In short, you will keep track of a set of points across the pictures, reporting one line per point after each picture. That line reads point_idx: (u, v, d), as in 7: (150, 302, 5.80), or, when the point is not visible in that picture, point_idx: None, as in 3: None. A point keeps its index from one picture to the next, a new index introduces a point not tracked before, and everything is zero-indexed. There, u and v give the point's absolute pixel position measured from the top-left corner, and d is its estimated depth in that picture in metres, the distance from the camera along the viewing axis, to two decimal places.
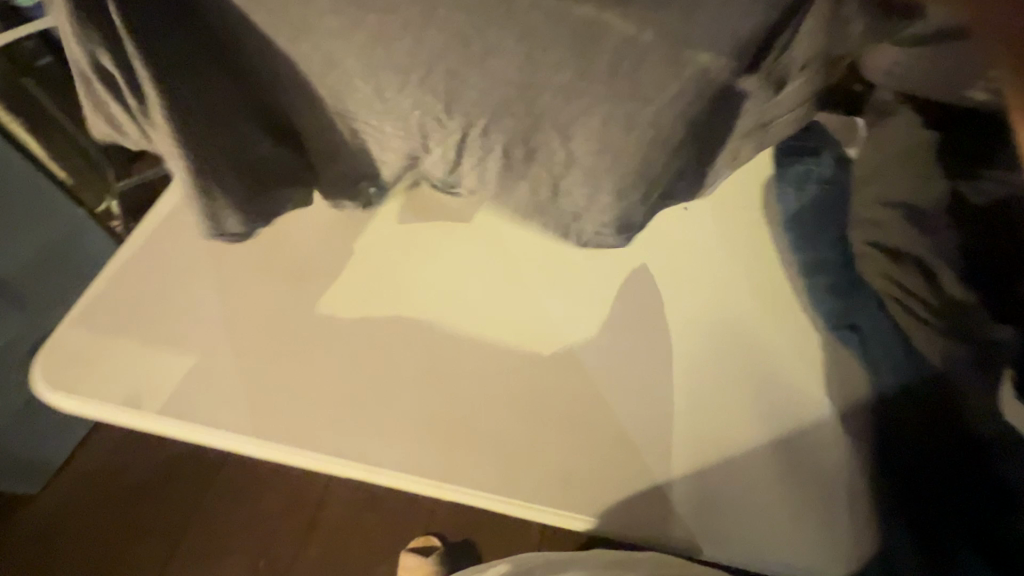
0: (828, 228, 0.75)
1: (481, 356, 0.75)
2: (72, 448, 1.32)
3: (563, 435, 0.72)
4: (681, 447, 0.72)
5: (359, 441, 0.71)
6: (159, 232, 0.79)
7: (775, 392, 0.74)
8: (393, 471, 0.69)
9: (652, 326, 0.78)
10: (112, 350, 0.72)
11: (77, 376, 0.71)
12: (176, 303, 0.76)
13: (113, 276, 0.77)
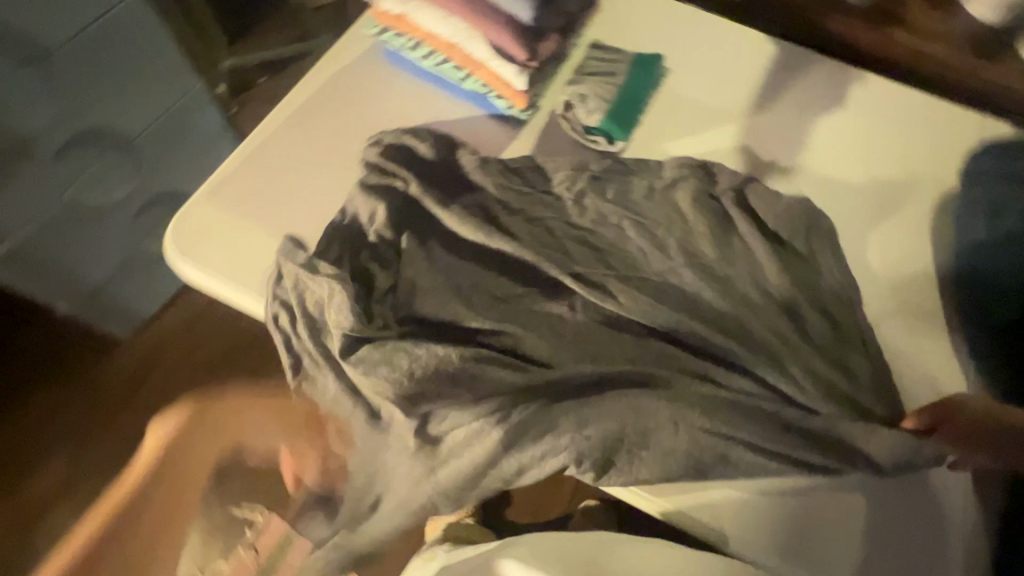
0: (999, 264, 0.71)
1: (620, 305, 0.67)
2: (159, 308, 1.42)
3: (700, 420, 0.61)
4: (815, 462, 0.62)
5: (467, 373, 0.64)
6: (294, 118, 0.77)
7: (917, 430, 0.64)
8: (501, 413, 0.62)
9: (805, 320, 0.67)
10: (234, 229, 0.71)
11: (195, 248, 0.71)
12: (297, 188, 0.74)
13: (242, 155, 0.76)
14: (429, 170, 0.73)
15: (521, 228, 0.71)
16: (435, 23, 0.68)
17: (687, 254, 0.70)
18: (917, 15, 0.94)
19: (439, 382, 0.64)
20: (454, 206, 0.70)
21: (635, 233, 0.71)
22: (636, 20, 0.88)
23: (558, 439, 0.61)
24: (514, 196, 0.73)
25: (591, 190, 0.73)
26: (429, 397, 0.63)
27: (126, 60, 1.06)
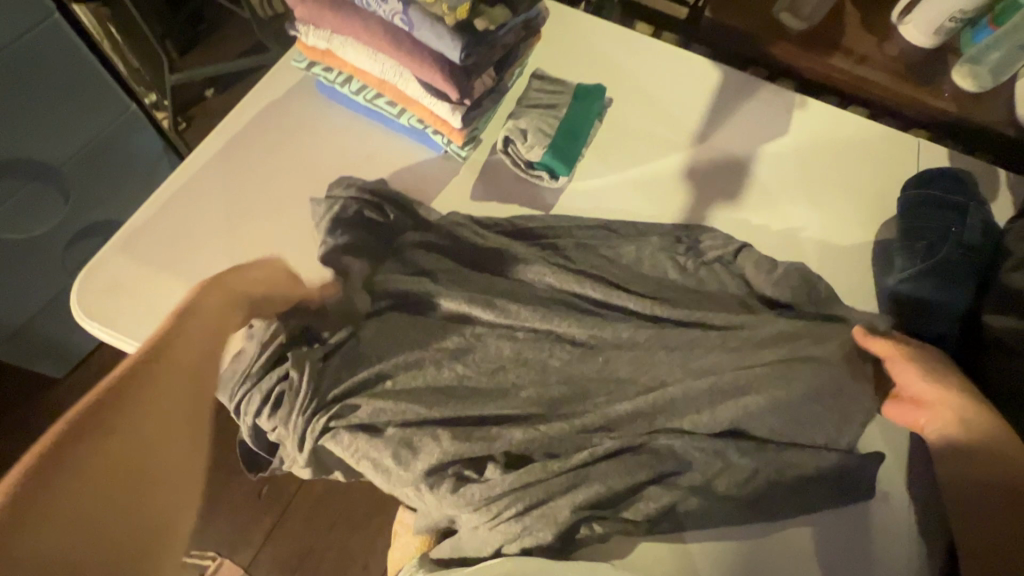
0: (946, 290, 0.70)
1: (565, 352, 0.65)
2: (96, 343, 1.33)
3: (639, 474, 0.61)
4: (746, 511, 0.61)
5: (403, 437, 0.61)
6: (219, 159, 0.73)
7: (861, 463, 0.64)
8: (441, 482, 0.59)
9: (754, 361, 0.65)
10: (152, 282, 0.67)
11: (107, 303, 0.65)
12: (223, 236, 0.69)
13: (160, 199, 0.70)
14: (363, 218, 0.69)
15: (461, 271, 0.68)
16: (364, 58, 0.65)
17: (635, 295, 0.67)
18: (856, 39, 0.96)
19: (371, 451, 0.60)
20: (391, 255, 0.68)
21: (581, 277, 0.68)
22: (579, 48, 0.86)
23: (499, 509, 0.58)
24: (458, 242, 0.70)
25: (532, 232, 0.72)
26: (365, 464, 0.61)
27: (46, 85, 0.99)
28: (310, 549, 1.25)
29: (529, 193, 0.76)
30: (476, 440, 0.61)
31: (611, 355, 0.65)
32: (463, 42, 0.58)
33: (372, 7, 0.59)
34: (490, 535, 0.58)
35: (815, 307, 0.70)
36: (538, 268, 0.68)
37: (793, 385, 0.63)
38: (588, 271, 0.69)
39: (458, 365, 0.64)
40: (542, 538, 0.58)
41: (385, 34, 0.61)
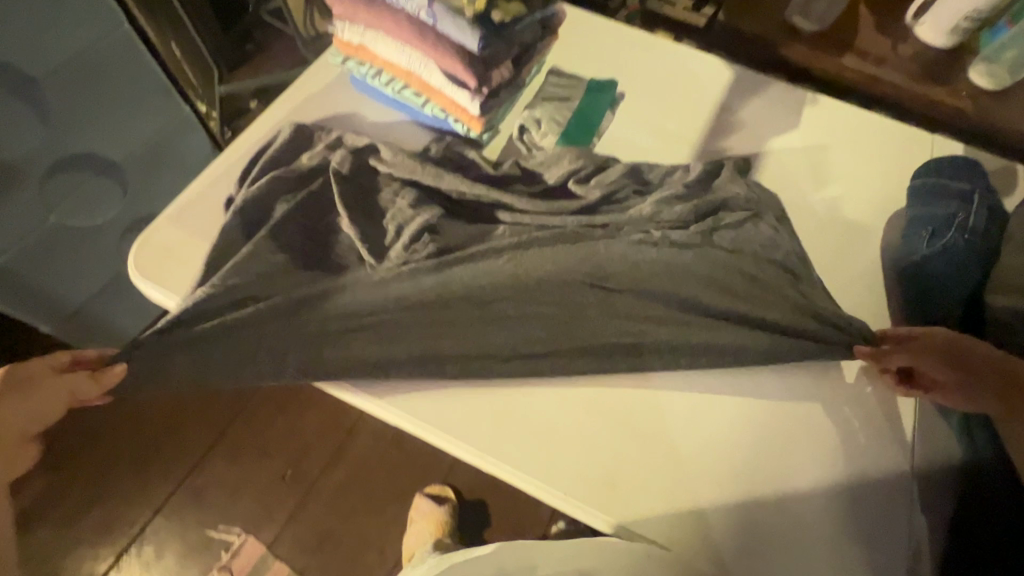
0: (959, 266, 0.73)
1: (557, 309, 0.69)
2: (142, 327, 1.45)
3: (633, 440, 0.65)
4: (722, 473, 0.64)
5: (407, 386, 0.66)
6: (266, 138, 0.79)
7: (859, 431, 0.66)
8: (448, 434, 0.65)
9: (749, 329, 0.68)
10: (185, 245, 0.70)
11: (148, 259, 0.69)
12: (248, 189, 0.73)
13: (208, 178, 0.75)
14: (428, 179, 0.72)
15: (485, 232, 0.71)
16: (393, 51, 0.70)
17: (654, 261, 0.70)
18: (868, 40, 0.98)
19: (384, 406, 0.66)
20: (428, 208, 0.71)
21: (603, 233, 0.71)
22: (597, 52, 0.92)
23: (492, 456, 0.64)
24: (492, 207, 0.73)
25: (565, 202, 0.73)
26: (383, 415, 0.67)
27: (113, 85, 1.10)
28: (329, 532, 1.30)
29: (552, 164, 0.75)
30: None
31: (665, 205, 0.73)
32: (482, 34, 0.63)
33: (402, 4, 0.64)
34: (580, 236, 0.71)
35: (826, 272, 0.74)
36: (573, 226, 0.71)
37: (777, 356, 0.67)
38: (599, 236, 0.71)
39: (465, 309, 0.68)
40: (543, 488, 0.63)
41: (415, 30, 0.66)
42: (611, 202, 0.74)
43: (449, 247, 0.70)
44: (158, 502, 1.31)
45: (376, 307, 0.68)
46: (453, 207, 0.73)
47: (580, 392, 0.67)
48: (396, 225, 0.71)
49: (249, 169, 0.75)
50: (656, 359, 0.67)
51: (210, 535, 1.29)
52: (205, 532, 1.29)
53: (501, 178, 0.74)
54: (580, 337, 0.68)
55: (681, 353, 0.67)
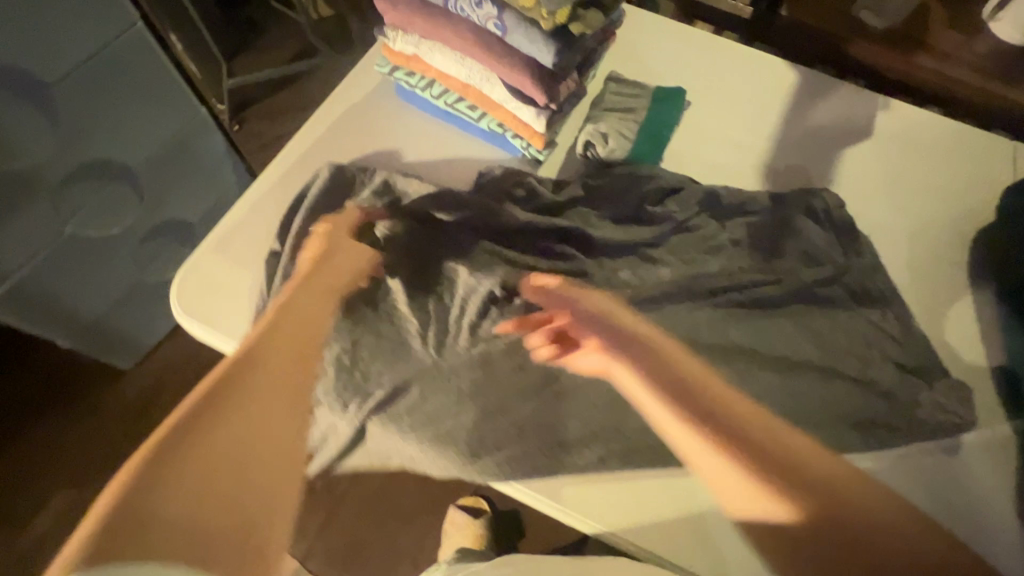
0: None
1: (632, 352, 0.62)
2: (160, 337, 1.40)
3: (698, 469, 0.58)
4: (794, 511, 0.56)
5: (471, 437, 0.57)
6: (307, 157, 0.73)
7: (975, 466, 0.61)
8: (495, 468, 0.56)
9: (833, 372, 0.64)
10: (231, 280, 0.65)
11: (199, 297, 0.64)
12: (292, 219, 0.67)
13: (248, 202, 0.69)
14: (497, 222, 0.67)
15: (551, 271, 0.66)
16: (451, 63, 0.64)
17: (731, 305, 0.66)
18: (939, 36, 0.92)
19: (439, 454, 0.57)
20: (495, 249, 0.66)
21: (684, 274, 0.67)
22: (653, 56, 0.86)
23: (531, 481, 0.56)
24: (569, 248, 0.67)
25: (640, 237, 0.68)
26: (423, 457, 0.58)
27: (128, 87, 1.03)
28: (360, 545, 1.27)
29: (626, 197, 0.70)
30: (567, 458, 0.57)
31: (740, 239, 0.70)
32: (557, 47, 0.56)
33: (466, 13, 0.58)
34: (662, 277, 0.67)
35: (913, 300, 0.69)
36: (649, 266, 0.67)
37: (875, 396, 0.62)
38: (677, 278, 0.67)
39: (536, 349, 0.61)
40: (578, 515, 0.57)
41: (480, 41, 0.60)
42: (689, 240, 0.69)
43: (524, 295, 0.64)
44: None
45: (440, 353, 0.60)
46: (523, 247, 0.67)
47: (667, 441, 0.58)
48: (467, 268, 0.64)
49: (293, 194, 0.69)
50: (745, 402, 0.61)
51: None
52: None
53: (571, 214, 0.69)
54: (660, 381, 0.61)
55: (770, 397, 0.62)
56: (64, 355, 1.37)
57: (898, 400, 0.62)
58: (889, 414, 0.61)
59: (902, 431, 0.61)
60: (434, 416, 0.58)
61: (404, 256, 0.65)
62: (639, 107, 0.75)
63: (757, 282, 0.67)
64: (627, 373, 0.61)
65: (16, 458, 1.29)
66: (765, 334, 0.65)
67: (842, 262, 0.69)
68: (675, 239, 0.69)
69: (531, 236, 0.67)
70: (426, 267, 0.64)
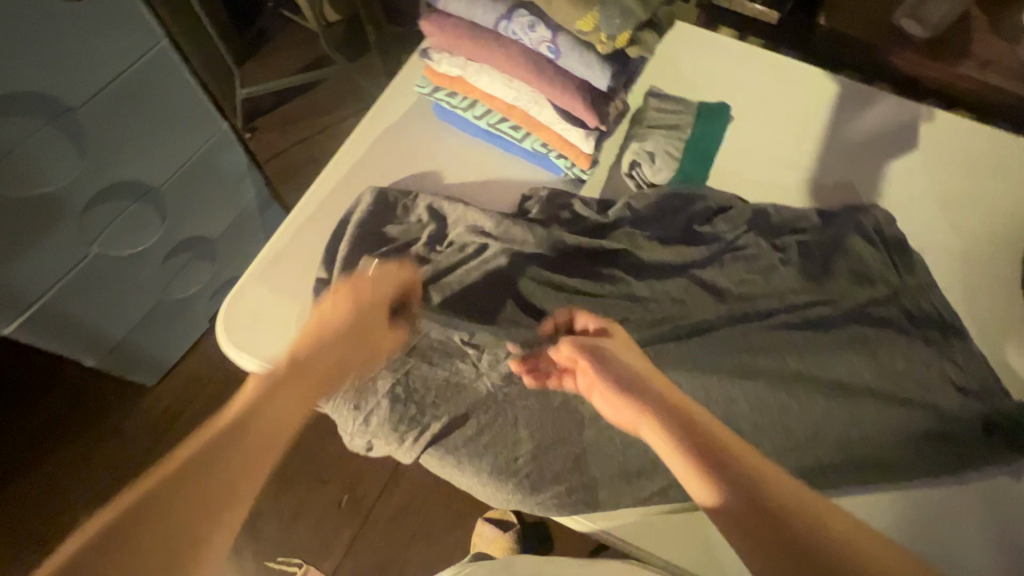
0: None
1: (686, 380, 0.61)
2: (181, 351, 1.39)
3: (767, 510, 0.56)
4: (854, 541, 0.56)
5: (527, 470, 0.56)
6: (347, 180, 0.72)
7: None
8: (554, 502, 0.55)
9: (892, 395, 0.62)
10: (277, 309, 0.64)
11: (246, 327, 0.63)
12: (335, 245, 0.66)
13: (291, 227, 0.68)
14: (545, 246, 0.65)
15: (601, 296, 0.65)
16: (497, 85, 0.63)
17: (785, 328, 0.64)
18: (981, 44, 0.90)
19: (495, 488, 0.56)
20: (545, 275, 0.65)
21: (735, 296, 0.66)
22: (691, 69, 0.85)
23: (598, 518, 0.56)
24: (618, 271, 0.66)
25: (690, 259, 0.67)
26: (479, 490, 0.57)
27: (152, 106, 1.02)
28: (388, 559, 1.26)
29: (675, 218, 0.68)
30: (629, 490, 0.56)
31: (791, 258, 0.68)
32: (613, 70, 0.55)
33: (517, 36, 0.57)
34: (713, 299, 0.66)
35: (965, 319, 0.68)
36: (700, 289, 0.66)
37: (934, 419, 0.61)
38: (729, 301, 0.66)
39: None
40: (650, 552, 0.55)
41: (531, 64, 0.59)
42: (739, 260, 0.68)
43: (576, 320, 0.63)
44: None
45: (493, 384, 0.59)
46: (572, 271, 0.66)
47: None
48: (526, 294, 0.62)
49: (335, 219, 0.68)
50: (803, 428, 0.60)
51: (269, 566, 1.25)
52: (264, 564, 1.26)
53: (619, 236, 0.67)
54: (715, 407, 0.60)
55: (827, 421, 0.61)
56: (86, 371, 1.37)
57: (960, 423, 0.61)
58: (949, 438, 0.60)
59: (962, 455, 0.60)
60: (491, 449, 0.57)
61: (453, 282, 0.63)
62: (686, 123, 0.73)
63: (811, 303, 0.66)
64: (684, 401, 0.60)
65: (42, 476, 1.29)
66: (820, 356, 0.63)
67: (895, 281, 0.67)
68: (727, 261, 0.67)
69: (579, 260, 0.66)
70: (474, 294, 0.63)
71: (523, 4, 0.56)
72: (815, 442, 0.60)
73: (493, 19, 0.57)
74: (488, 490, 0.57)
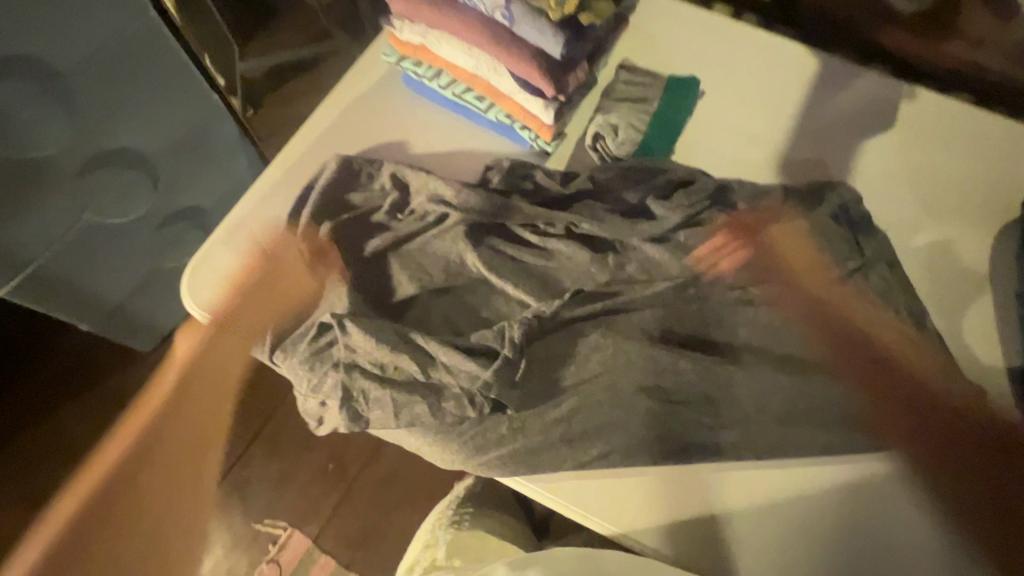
0: None
1: (633, 352, 0.61)
2: (176, 321, 1.43)
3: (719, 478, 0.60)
4: (792, 511, 0.59)
5: (474, 433, 0.58)
6: (316, 148, 0.73)
7: (986, 469, 0.60)
8: (499, 467, 0.57)
9: (840, 370, 0.63)
10: (242, 272, 0.66)
11: (212, 288, 0.65)
12: (300, 211, 0.67)
13: (259, 193, 0.70)
14: (503, 216, 0.67)
15: (555, 268, 0.66)
16: (458, 54, 0.64)
17: (738, 303, 0.65)
18: (972, 20, 0.88)
19: (441, 448, 0.58)
20: (501, 244, 0.66)
21: (691, 269, 0.66)
22: (669, 42, 0.84)
23: (558, 488, 0.59)
24: (575, 242, 0.66)
25: (648, 231, 0.67)
26: (427, 451, 0.59)
27: (142, 74, 1.03)
28: (372, 526, 1.30)
29: (633, 191, 0.69)
30: (571, 453, 0.58)
31: (751, 234, 0.68)
32: (565, 37, 0.55)
33: (473, 3, 0.58)
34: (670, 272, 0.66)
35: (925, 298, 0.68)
36: (657, 262, 0.66)
37: (881, 395, 0.61)
38: (686, 274, 0.65)
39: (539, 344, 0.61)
40: (613, 516, 0.59)
41: (487, 30, 0.58)
42: (697, 235, 0.68)
43: (529, 290, 0.64)
44: (202, 494, 1.31)
45: (441, 350, 0.59)
46: (529, 242, 0.67)
47: (666, 435, 0.59)
48: (480, 261, 0.64)
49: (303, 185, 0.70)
50: (750, 399, 0.61)
51: (257, 528, 1.30)
52: (251, 526, 1.30)
53: (578, 208, 0.68)
54: (663, 375, 0.61)
55: (775, 393, 0.61)
56: (85, 337, 1.41)
57: (906, 400, 0.61)
58: (894, 416, 0.61)
59: (904, 432, 0.61)
60: (438, 412, 0.58)
61: (412, 249, 0.66)
62: (653, 95, 0.73)
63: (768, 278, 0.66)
64: (631, 372, 0.61)
65: (44, 435, 1.34)
66: (774, 331, 0.64)
67: (858, 259, 0.67)
68: (685, 235, 0.67)
69: (537, 230, 0.67)
70: (433, 262, 0.65)
71: None
72: (763, 414, 0.60)
73: None
74: (436, 452, 0.59)
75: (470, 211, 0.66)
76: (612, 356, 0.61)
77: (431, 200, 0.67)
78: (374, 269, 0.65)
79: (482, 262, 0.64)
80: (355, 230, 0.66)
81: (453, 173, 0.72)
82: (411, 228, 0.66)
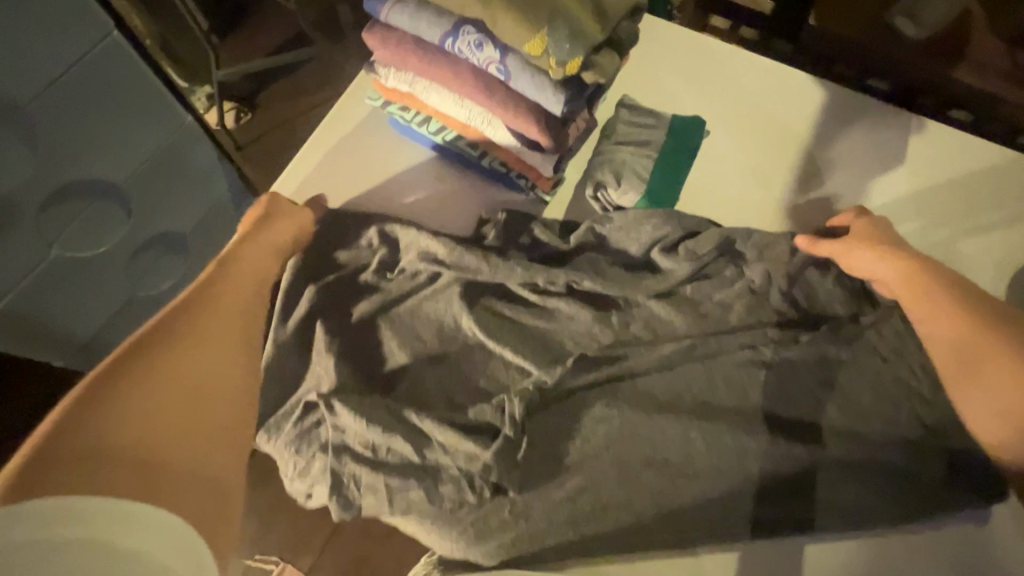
0: None
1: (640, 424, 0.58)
2: None
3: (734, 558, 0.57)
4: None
5: (474, 518, 0.54)
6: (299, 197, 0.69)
7: (1004, 536, 0.58)
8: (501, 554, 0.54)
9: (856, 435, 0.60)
10: None
11: None
12: (283, 271, 0.63)
13: None
14: (502, 276, 0.61)
15: (556, 330, 0.62)
16: (449, 104, 0.59)
17: (748, 364, 0.62)
18: (981, 45, 0.84)
19: (439, 533, 0.55)
20: (499, 306, 0.62)
21: (699, 328, 0.62)
22: (669, 73, 0.79)
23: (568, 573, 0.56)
24: (578, 302, 0.62)
25: (655, 288, 0.63)
26: (423, 536, 0.56)
27: (108, 96, 0.89)
28: None
29: (638, 244, 0.65)
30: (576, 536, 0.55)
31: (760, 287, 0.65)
32: (567, 96, 0.51)
33: (464, 55, 0.53)
34: (678, 331, 0.62)
35: None
36: (663, 320, 0.63)
37: (897, 462, 0.58)
38: (694, 335, 0.62)
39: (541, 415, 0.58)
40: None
41: (479, 83, 0.54)
42: (703, 290, 0.64)
43: (529, 357, 0.60)
44: None
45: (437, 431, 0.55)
46: (529, 303, 0.63)
47: (675, 512, 0.56)
48: (476, 326, 0.60)
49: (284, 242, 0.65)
50: (763, 470, 0.58)
51: None
52: None
53: (581, 264, 0.64)
54: (672, 446, 0.58)
55: (788, 462, 0.58)
56: None
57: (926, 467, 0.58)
58: (913, 486, 0.58)
59: (925, 502, 0.58)
60: (434, 496, 0.54)
61: (404, 311, 0.62)
62: (655, 138, 0.69)
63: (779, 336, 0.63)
64: (637, 444, 0.58)
65: None
66: (785, 394, 0.61)
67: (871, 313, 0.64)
68: (692, 290, 0.64)
69: (538, 289, 0.63)
70: (426, 325, 0.61)
71: (470, 19, 0.52)
72: (776, 485, 0.58)
73: (439, 36, 0.53)
74: (434, 536, 0.55)
75: (466, 271, 0.61)
76: (617, 427, 0.58)
77: (423, 259, 0.62)
78: (362, 334, 0.61)
79: (479, 327, 0.60)
80: (342, 292, 0.62)
81: (445, 223, 0.67)
82: (402, 290, 0.62)
